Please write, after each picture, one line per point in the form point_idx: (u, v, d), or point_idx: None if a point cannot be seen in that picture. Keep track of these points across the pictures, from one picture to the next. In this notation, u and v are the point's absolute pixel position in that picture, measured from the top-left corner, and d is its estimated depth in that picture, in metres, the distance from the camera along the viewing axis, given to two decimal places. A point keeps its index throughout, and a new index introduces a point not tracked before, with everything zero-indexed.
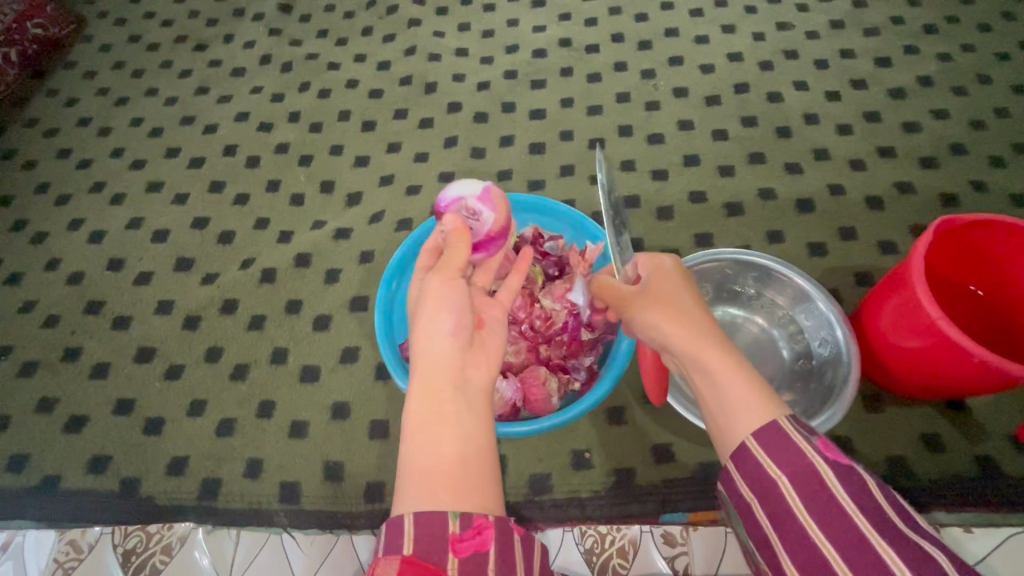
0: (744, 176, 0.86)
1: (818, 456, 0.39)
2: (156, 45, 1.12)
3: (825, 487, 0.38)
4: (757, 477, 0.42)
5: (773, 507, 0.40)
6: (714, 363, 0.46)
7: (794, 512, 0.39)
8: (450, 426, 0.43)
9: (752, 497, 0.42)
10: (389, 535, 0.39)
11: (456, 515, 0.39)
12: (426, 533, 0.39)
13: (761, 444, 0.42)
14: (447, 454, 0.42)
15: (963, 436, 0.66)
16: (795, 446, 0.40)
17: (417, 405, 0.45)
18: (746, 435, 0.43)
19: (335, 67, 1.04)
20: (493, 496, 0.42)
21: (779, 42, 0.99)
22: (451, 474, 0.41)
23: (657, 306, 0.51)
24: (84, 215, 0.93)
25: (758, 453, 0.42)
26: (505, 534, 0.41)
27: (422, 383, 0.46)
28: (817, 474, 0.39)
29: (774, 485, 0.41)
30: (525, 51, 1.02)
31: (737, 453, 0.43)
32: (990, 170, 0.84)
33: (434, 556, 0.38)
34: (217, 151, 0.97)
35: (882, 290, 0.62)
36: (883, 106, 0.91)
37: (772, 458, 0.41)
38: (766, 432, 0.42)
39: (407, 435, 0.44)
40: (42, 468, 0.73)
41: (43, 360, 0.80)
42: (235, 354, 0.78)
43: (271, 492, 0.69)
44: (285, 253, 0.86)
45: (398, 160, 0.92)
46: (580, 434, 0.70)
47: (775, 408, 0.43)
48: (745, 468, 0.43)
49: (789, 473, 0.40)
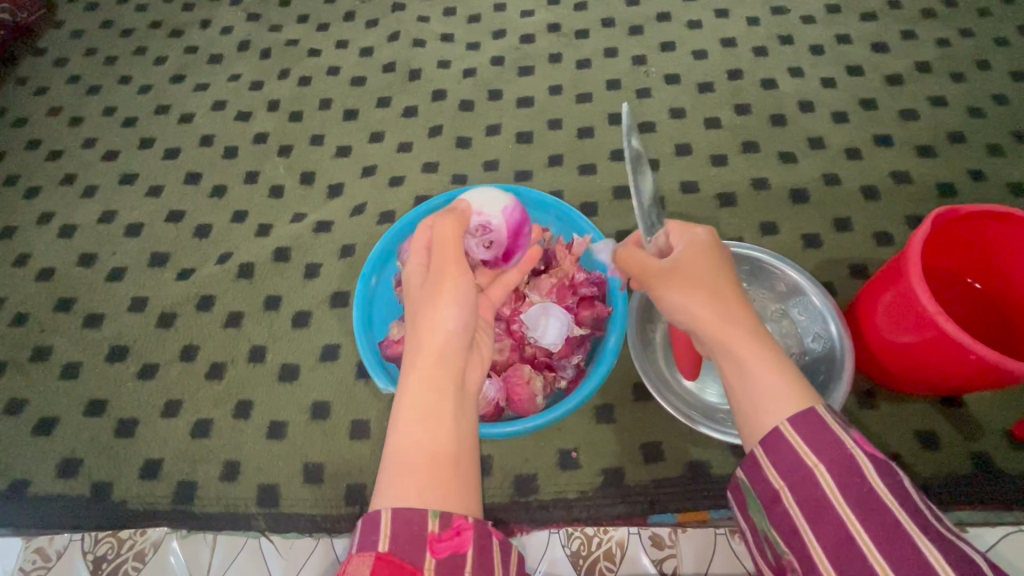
0: (737, 166, 0.84)
1: (858, 447, 0.39)
2: (129, 31, 1.07)
3: (866, 481, 0.38)
4: (789, 463, 0.40)
5: (805, 494, 0.39)
6: (759, 356, 0.44)
7: (832, 502, 0.38)
8: (441, 419, 0.44)
9: (782, 486, 0.41)
10: (365, 532, 0.39)
11: (434, 515, 0.39)
12: (403, 531, 0.39)
13: (798, 431, 0.40)
14: (437, 447, 0.42)
15: (959, 432, 0.65)
16: (834, 435, 0.40)
17: (413, 400, 0.44)
18: (781, 422, 0.41)
19: (316, 54, 1.00)
20: (473, 496, 0.42)
21: (774, 26, 0.96)
22: (437, 469, 0.41)
23: (696, 285, 0.48)
24: (55, 209, 0.89)
25: (794, 437, 0.40)
26: (484, 537, 0.41)
27: (422, 378, 0.45)
28: (856, 466, 0.38)
29: (809, 473, 0.39)
30: (513, 36, 0.99)
31: (770, 437, 0.41)
32: (988, 158, 0.82)
33: (410, 555, 0.38)
34: (193, 142, 0.94)
35: (878, 284, 0.59)
36: (879, 93, 0.89)
37: (809, 445, 0.40)
38: (803, 420, 0.41)
39: (396, 422, 0.44)
40: (11, 474, 0.70)
41: (11, 361, 0.77)
42: (211, 353, 0.76)
43: (248, 495, 0.67)
44: (263, 247, 0.83)
45: (381, 151, 0.89)
46: (568, 432, 0.68)
47: (811, 396, 0.42)
48: (777, 452, 0.41)
49: (827, 463, 0.39)
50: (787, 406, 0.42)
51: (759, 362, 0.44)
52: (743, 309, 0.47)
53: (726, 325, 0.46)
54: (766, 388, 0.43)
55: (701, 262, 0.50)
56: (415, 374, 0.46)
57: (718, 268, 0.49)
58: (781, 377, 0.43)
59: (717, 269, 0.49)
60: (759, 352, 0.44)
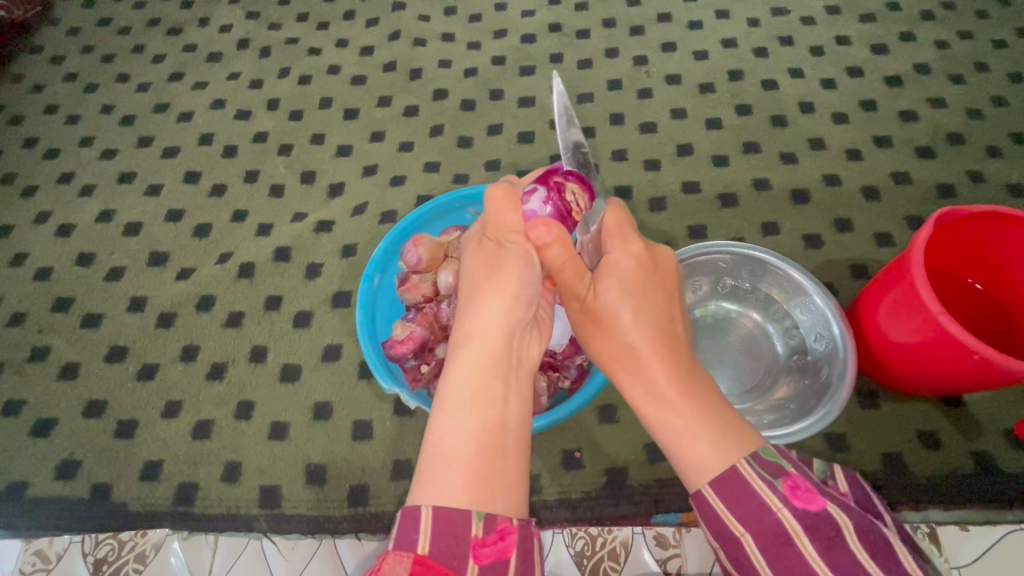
0: (738, 166, 0.84)
1: (784, 511, 0.39)
2: (127, 28, 1.07)
3: (795, 548, 0.38)
4: (720, 529, 0.42)
5: (738, 558, 0.41)
6: (662, 410, 0.44)
7: (757, 567, 0.40)
8: (489, 406, 0.44)
9: (718, 547, 0.43)
10: (402, 530, 0.39)
11: (480, 517, 0.39)
12: (445, 533, 0.38)
13: (719, 496, 0.41)
14: (484, 431, 0.42)
15: (960, 431, 0.65)
16: (759, 500, 0.40)
17: (465, 382, 0.45)
18: (702, 483, 0.42)
19: (316, 52, 1.00)
20: (518, 497, 0.42)
21: (775, 27, 0.96)
22: (486, 455, 0.41)
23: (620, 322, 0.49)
24: (52, 207, 0.88)
25: (715, 504, 0.41)
26: (525, 542, 0.41)
27: (470, 362, 0.46)
28: (785, 531, 0.39)
29: (737, 540, 0.41)
30: (513, 36, 0.99)
31: (694, 499, 0.42)
32: (987, 160, 0.82)
33: (453, 561, 0.38)
34: (192, 141, 0.93)
35: (879, 283, 0.60)
36: (879, 95, 0.89)
37: (734, 515, 0.40)
38: (722, 483, 0.41)
39: (441, 408, 0.44)
40: (9, 476, 0.70)
41: (8, 361, 0.77)
42: (212, 353, 0.75)
43: (250, 497, 0.67)
44: (264, 247, 0.82)
45: (382, 150, 0.89)
46: (571, 432, 0.68)
47: (733, 451, 0.41)
48: (707, 516, 0.42)
49: (753, 531, 0.40)
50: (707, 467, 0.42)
51: (659, 414, 0.45)
52: (657, 352, 0.47)
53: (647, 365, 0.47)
54: (669, 441, 0.44)
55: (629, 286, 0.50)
56: (463, 358, 0.47)
57: (640, 303, 0.49)
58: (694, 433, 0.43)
59: (645, 299, 0.50)
60: (659, 405, 0.45)
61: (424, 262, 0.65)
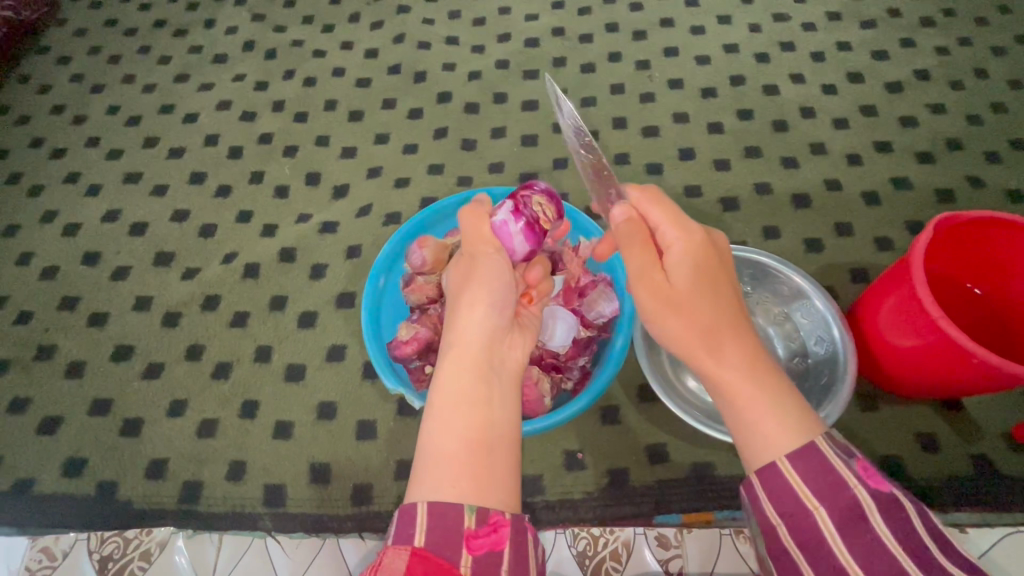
0: (739, 171, 0.85)
1: (861, 487, 0.39)
2: (133, 29, 1.07)
3: (869, 523, 0.38)
4: (789, 502, 0.41)
5: (802, 534, 0.40)
6: (745, 394, 0.43)
7: (826, 542, 0.39)
8: (480, 405, 0.45)
9: (779, 521, 0.41)
10: (401, 524, 0.40)
11: (472, 510, 0.40)
12: (440, 525, 0.39)
13: (796, 467, 0.41)
14: (472, 430, 0.43)
15: (958, 434, 0.66)
16: (839, 475, 0.40)
17: (450, 388, 0.45)
18: (780, 456, 0.42)
19: (321, 55, 1.01)
20: (510, 493, 0.42)
21: (776, 33, 0.97)
22: (472, 455, 0.42)
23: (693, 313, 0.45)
24: (58, 207, 0.89)
25: (793, 475, 0.41)
26: (520, 534, 0.41)
27: (454, 366, 0.47)
28: (858, 506, 0.39)
29: (808, 514, 0.40)
30: (517, 40, 0.99)
31: (766, 468, 0.42)
32: (987, 165, 0.83)
33: (447, 552, 0.38)
34: (198, 142, 0.94)
35: (879, 288, 0.61)
36: (879, 100, 0.90)
37: (811, 488, 0.40)
38: (803, 454, 0.41)
39: (431, 414, 0.45)
40: (14, 473, 0.70)
41: (14, 360, 0.77)
42: (217, 353, 0.76)
43: (254, 495, 0.67)
44: (269, 247, 0.83)
45: (386, 153, 0.90)
46: (574, 433, 0.68)
47: (809, 426, 0.42)
48: (777, 489, 0.42)
49: (828, 505, 0.40)
50: (781, 445, 0.42)
51: (734, 384, 0.44)
52: (730, 338, 0.45)
53: (717, 354, 0.45)
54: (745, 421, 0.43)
55: (697, 275, 0.47)
56: (446, 365, 0.47)
57: (706, 282, 0.46)
58: (769, 418, 0.43)
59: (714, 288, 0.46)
60: (735, 371, 0.44)
61: (429, 264, 0.65)
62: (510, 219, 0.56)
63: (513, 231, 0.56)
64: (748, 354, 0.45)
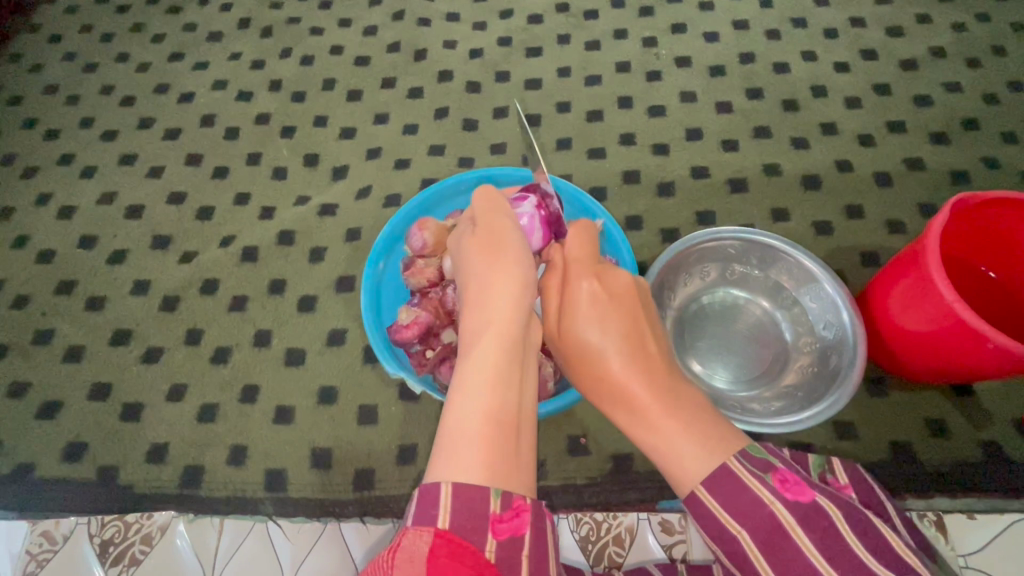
0: (748, 152, 0.83)
1: (777, 502, 0.38)
2: (126, 7, 1.05)
3: (791, 540, 0.37)
4: (715, 527, 0.41)
5: (736, 556, 0.40)
6: (649, 433, 0.44)
7: (757, 563, 0.39)
8: (510, 379, 0.43)
9: (715, 546, 0.42)
10: (421, 505, 0.39)
11: (497, 494, 0.39)
12: (465, 508, 0.38)
13: (713, 495, 0.40)
14: (501, 411, 0.42)
15: (969, 420, 0.65)
16: (753, 495, 0.39)
17: (479, 364, 0.44)
18: (695, 483, 0.41)
19: (318, 32, 0.98)
20: (529, 478, 0.42)
21: (788, 8, 0.94)
22: (501, 432, 0.41)
23: (587, 359, 0.49)
24: (53, 189, 0.88)
25: (710, 502, 0.40)
26: (539, 520, 0.41)
27: (488, 343, 0.45)
28: (779, 523, 0.38)
29: (735, 538, 0.40)
30: (520, 17, 0.97)
31: (688, 501, 0.42)
32: (1002, 146, 0.81)
33: (471, 535, 0.38)
34: (193, 122, 0.92)
35: (891, 271, 0.59)
36: (893, 79, 0.87)
37: (728, 512, 0.40)
38: (716, 480, 0.40)
39: (460, 389, 0.43)
40: (14, 457, 0.70)
41: (11, 344, 0.76)
42: (216, 337, 0.75)
43: (256, 480, 0.67)
44: (267, 230, 0.81)
45: (386, 133, 0.87)
46: (578, 418, 0.67)
47: (723, 450, 0.41)
48: (703, 517, 0.41)
49: (749, 527, 0.39)
50: (691, 470, 0.41)
51: (645, 409, 0.44)
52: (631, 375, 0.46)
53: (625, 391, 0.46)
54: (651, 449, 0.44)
55: (600, 321, 0.49)
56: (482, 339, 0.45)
57: (606, 329, 0.48)
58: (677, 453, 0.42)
59: (617, 334, 0.48)
60: (641, 391, 0.45)
61: (430, 246, 0.64)
62: (532, 214, 0.58)
63: (531, 225, 0.58)
64: (663, 380, 0.46)
